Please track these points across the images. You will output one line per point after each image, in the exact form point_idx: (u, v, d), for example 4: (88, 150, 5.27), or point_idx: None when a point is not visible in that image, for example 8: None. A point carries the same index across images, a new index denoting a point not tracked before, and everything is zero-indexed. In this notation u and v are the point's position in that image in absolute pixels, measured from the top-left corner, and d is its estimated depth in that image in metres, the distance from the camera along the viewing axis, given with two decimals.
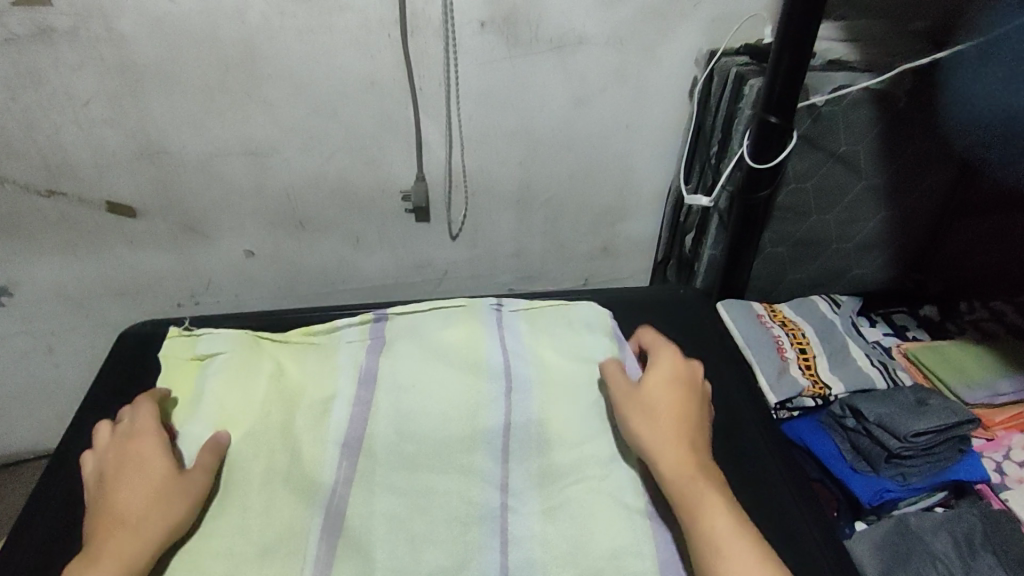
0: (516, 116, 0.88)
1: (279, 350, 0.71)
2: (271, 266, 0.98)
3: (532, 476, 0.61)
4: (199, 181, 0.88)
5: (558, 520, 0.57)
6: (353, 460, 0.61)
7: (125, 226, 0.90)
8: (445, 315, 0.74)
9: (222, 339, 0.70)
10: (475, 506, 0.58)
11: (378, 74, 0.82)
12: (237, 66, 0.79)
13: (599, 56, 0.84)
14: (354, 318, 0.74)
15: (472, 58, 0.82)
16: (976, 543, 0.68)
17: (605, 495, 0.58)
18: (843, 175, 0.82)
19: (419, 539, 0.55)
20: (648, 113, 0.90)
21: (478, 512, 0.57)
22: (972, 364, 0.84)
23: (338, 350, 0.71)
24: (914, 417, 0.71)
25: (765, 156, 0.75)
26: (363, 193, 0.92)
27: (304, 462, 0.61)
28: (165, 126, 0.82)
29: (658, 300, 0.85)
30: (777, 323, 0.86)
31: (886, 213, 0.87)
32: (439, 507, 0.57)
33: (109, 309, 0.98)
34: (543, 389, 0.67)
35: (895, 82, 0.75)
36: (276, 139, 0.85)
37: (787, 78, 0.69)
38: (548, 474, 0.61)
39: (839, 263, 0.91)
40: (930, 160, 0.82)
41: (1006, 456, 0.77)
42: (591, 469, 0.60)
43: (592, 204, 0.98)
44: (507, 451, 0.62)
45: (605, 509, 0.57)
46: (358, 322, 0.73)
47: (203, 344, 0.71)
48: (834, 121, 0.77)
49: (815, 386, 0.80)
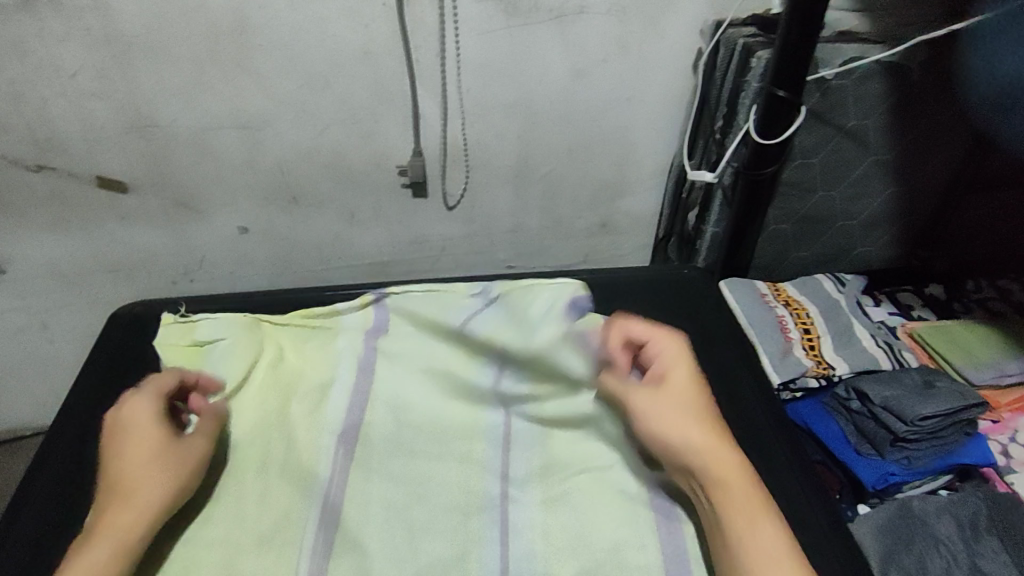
0: (515, 88, 0.85)
1: (282, 334, 0.71)
2: (266, 242, 0.96)
3: (532, 467, 0.62)
4: (190, 155, 0.86)
5: (559, 513, 0.58)
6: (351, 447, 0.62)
7: (116, 202, 0.88)
8: (444, 296, 0.73)
9: (224, 324, 0.70)
10: (475, 496, 0.59)
11: (373, 44, 0.79)
12: (227, 36, 0.76)
13: (602, 26, 0.81)
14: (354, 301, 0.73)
15: (471, 27, 0.79)
16: (980, 526, 0.68)
17: (604, 486, 0.60)
18: (852, 151, 0.80)
19: (419, 531, 0.56)
20: (651, 86, 0.87)
21: (479, 502, 0.59)
22: (979, 344, 0.82)
23: (338, 335, 0.71)
24: (922, 400, 0.71)
25: (772, 131, 0.73)
26: (358, 168, 0.90)
27: (305, 450, 0.62)
28: (155, 99, 0.80)
29: (662, 280, 0.84)
30: (781, 303, 0.85)
31: (894, 190, 0.84)
32: (440, 498, 0.59)
33: (102, 286, 0.97)
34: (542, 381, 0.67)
35: (908, 54, 0.73)
36: (268, 112, 0.83)
37: (796, 50, 0.66)
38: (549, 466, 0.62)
39: (844, 240, 0.89)
40: (942, 134, 0.80)
41: (1012, 438, 0.76)
42: (592, 459, 0.62)
43: (593, 180, 0.96)
44: (507, 441, 0.64)
45: (604, 500, 0.58)
46: (358, 306, 0.73)
47: (201, 329, 0.70)
48: (845, 94, 0.75)
49: (818, 366, 0.78)
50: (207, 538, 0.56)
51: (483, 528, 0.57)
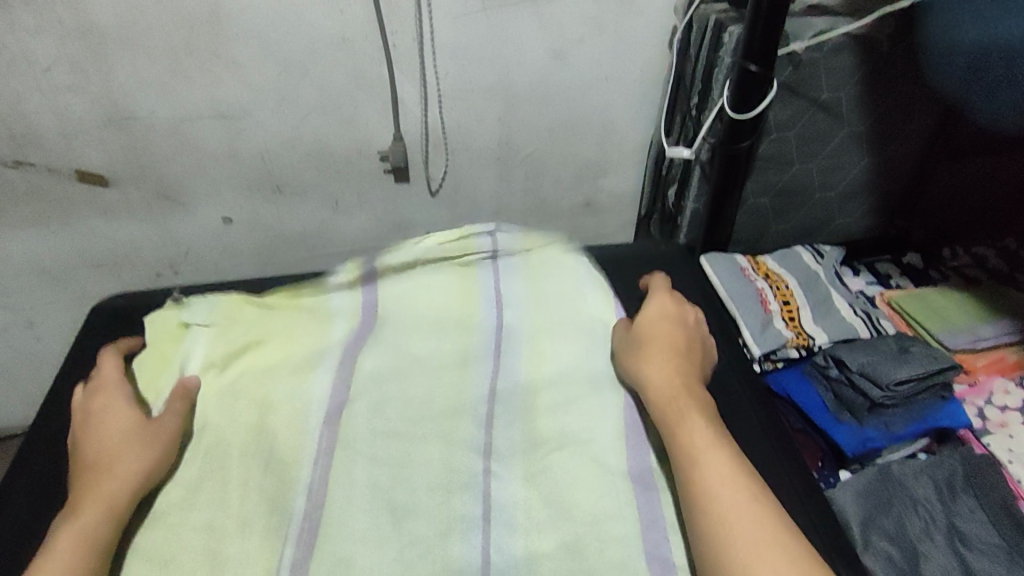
0: (493, 70, 0.85)
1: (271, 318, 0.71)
2: (251, 232, 0.96)
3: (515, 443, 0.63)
4: (170, 147, 0.86)
5: (540, 488, 0.59)
6: (335, 429, 0.62)
7: (98, 196, 0.88)
8: (432, 274, 0.76)
9: (209, 304, 0.71)
10: (457, 472, 0.60)
11: (349, 30, 0.79)
12: (203, 25, 0.76)
13: (577, 6, 0.81)
14: (343, 283, 0.76)
15: (446, 11, 0.79)
16: (956, 486, 0.70)
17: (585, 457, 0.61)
18: (826, 124, 0.81)
19: (401, 512, 0.57)
20: (628, 64, 0.88)
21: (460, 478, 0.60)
22: (955, 310, 0.84)
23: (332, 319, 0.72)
24: (896, 365, 0.73)
25: (746, 106, 0.74)
26: (340, 154, 0.90)
27: (286, 439, 0.62)
28: (132, 91, 0.80)
29: (643, 257, 0.85)
30: (761, 276, 0.86)
31: (869, 161, 0.86)
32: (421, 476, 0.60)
33: (87, 281, 0.97)
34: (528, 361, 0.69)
35: (877, 26, 0.74)
36: (247, 101, 0.83)
37: (766, 24, 0.67)
38: (532, 441, 0.63)
39: (823, 212, 0.91)
40: (914, 105, 0.81)
41: (988, 402, 0.78)
42: (574, 435, 0.63)
43: (574, 160, 0.97)
44: (491, 417, 0.65)
45: (585, 474, 0.60)
46: (349, 289, 0.75)
47: (188, 309, 0.71)
48: (816, 67, 0.76)
49: (799, 337, 0.80)
50: (198, 523, 0.57)
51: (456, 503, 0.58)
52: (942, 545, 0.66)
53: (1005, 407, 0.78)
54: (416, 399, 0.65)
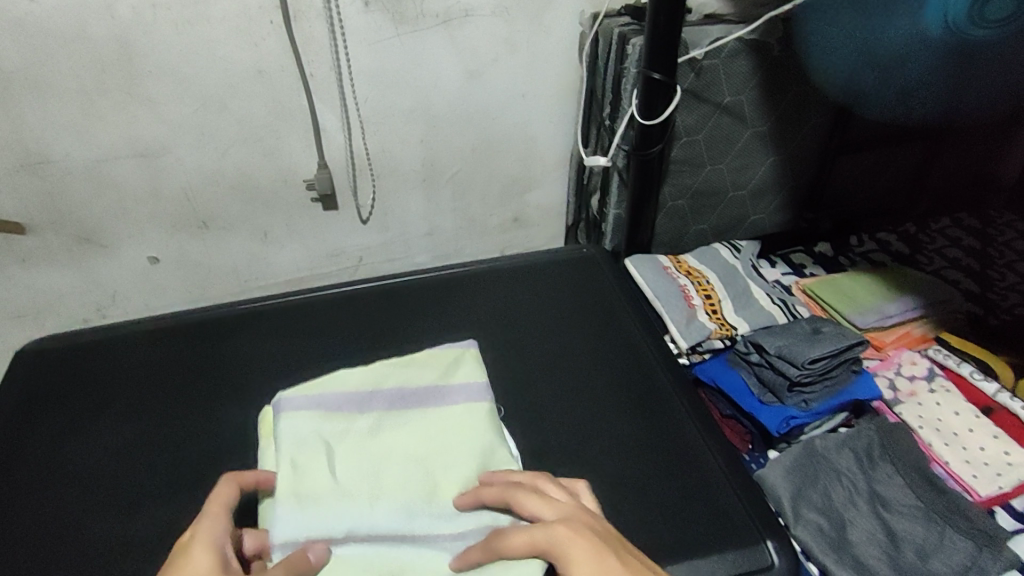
0: (412, 94, 0.88)
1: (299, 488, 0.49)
2: (180, 270, 0.95)
3: (434, 377, 0.59)
4: (89, 189, 0.84)
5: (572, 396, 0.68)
6: (343, 450, 0.52)
7: (14, 243, 0.86)
8: (378, 343, 0.76)
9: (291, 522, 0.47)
10: (441, 374, 0.60)
11: (266, 62, 0.80)
12: (115, 64, 0.76)
13: (489, 26, 0.85)
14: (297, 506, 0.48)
15: (361, 38, 0.81)
16: (874, 455, 0.74)
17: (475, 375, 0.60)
18: (732, 126, 0.86)
19: None
20: (543, 79, 0.91)
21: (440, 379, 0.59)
22: (862, 291, 0.89)
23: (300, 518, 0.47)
24: (809, 346, 0.76)
25: (653, 112, 0.78)
26: (265, 186, 0.90)
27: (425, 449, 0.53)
28: (43, 134, 0.79)
29: (567, 260, 0.88)
30: (683, 274, 0.89)
31: (775, 158, 0.92)
32: (430, 422, 0.55)
33: (6, 334, 0.93)
34: (374, 439, 0.54)
35: (769, 30, 0.80)
36: (165, 139, 0.83)
37: (666, 36, 0.72)
38: (433, 395, 0.58)
39: (736, 211, 0.96)
40: (807, 104, 0.88)
41: (897, 372, 0.84)
42: (441, 356, 0.62)
43: (500, 176, 0.99)
44: (412, 395, 0.58)
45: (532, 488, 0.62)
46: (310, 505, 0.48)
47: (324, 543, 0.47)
48: (717, 73, 0.81)
49: (722, 328, 0.84)
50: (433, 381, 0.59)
51: (462, 369, 0.60)
52: (866, 510, 0.70)
53: (913, 376, 0.83)
54: (402, 429, 0.55)
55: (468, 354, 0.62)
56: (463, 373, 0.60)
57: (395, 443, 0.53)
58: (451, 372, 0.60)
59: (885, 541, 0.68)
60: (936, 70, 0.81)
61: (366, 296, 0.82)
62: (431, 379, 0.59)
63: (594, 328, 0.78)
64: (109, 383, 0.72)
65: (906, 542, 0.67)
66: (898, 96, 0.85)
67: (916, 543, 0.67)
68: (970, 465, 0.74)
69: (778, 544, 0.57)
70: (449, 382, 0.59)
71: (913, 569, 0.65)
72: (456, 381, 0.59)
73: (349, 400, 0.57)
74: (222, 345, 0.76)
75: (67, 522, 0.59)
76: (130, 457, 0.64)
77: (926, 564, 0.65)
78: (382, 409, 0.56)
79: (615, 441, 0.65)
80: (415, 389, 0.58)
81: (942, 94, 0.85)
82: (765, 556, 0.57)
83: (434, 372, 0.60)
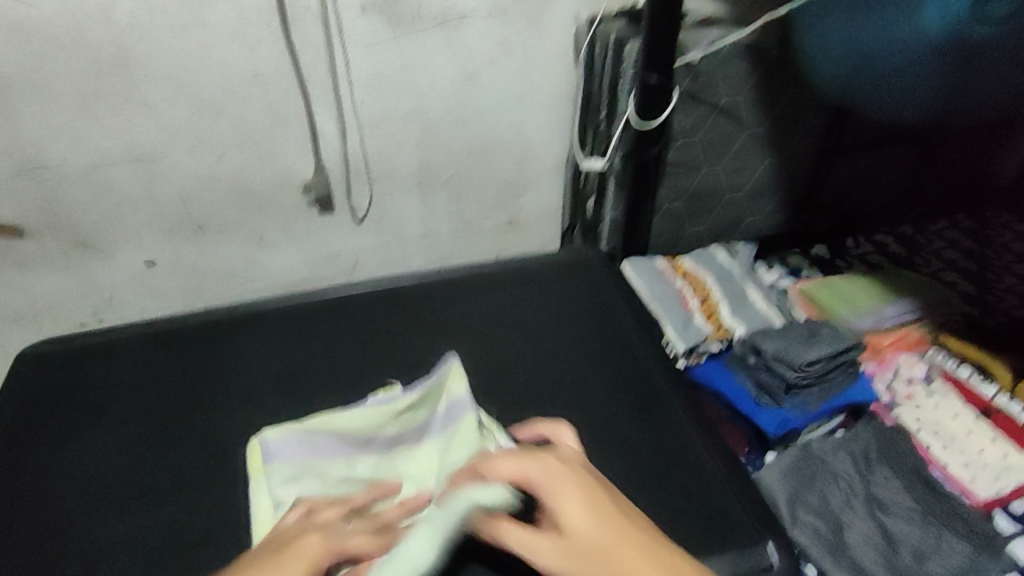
0: (408, 97, 0.88)
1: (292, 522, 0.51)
2: (176, 275, 0.95)
3: (399, 419, 0.65)
4: (86, 193, 0.84)
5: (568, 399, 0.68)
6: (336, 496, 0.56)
7: (11, 248, 0.86)
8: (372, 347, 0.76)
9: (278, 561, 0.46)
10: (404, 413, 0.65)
11: (263, 66, 0.80)
12: (112, 69, 0.76)
13: (485, 30, 0.85)
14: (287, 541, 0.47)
15: (358, 41, 0.81)
16: (871, 457, 0.74)
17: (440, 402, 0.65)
18: (728, 128, 0.86)
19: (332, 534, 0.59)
20: (539, 83, 0.91)
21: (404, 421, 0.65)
22: (859, 294, 0.88)
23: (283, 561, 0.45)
24: (806, 347, 0.76)
25: (651, 114, 0.79)
26: (262, 190, 0.90)
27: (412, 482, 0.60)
28: (40, 139, 0.79)
29: (563, 262, 0.87)
30: (679, 276, 0.89)
31: (772, 160, 0.91)
32: (408, 463, 0.61)
33: (2, 339, 0.93)
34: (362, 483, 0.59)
35: (764, 34, 0.81)
36: (162, 144, 0.83)
37: (663, 38, 0.72)
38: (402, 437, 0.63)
39: (732, 214, 0.95)
40: (804, 104, 0.87)
41: (895, 376, 0.83)
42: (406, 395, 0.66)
43: (496, 180, 0.99)
44: (382, 442, 0.63)
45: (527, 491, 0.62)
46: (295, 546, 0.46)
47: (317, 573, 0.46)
48: (714, 75, 0.81)
49: (718, 331, 0.84)
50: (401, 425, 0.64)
51: (428, 401, 0.65)
52: (863, 513, 0.70)
53: (910, 379, 0.83)
54: (385, 467, 0.61)
55: (444, 376, 0.65)
56: (426, 407, 0.65)
57: (380, 484, 0.58)
58: (415, 407, 0.65)
59: (882, 543, 0.67)
60: (931, 58, 0.84)
61: (362, 299, 0.82)
62: (394, 421, 0.65)
63: (590, 330, 0.78)
64: (103, 387, 0.71)
65: (904, 545, 0.67)
66: (898, 88, 0.86)
67: (913, 546, 0.67)
68: (968, 469, 0.74)
69: (774, 543, 0.58)
70: (414, 421, 0.64)
71: (910, 572, 0.65)
72: (420, 418, 0.64)
73: (324, 453, 0.62)
74: (217, 348, 0.76)
75: (60, 526, 0.58)
76: (123, 461, 0.64)
77: (923, 568, 0.65)
78: (359, 457, 0.62)
79: (611, 443, 0.65)
80: (383, 435, 0.64)
81: (944, 88, 0.88)
82: (761, 556, 0.57)
83: (399, 412, 0.65)
